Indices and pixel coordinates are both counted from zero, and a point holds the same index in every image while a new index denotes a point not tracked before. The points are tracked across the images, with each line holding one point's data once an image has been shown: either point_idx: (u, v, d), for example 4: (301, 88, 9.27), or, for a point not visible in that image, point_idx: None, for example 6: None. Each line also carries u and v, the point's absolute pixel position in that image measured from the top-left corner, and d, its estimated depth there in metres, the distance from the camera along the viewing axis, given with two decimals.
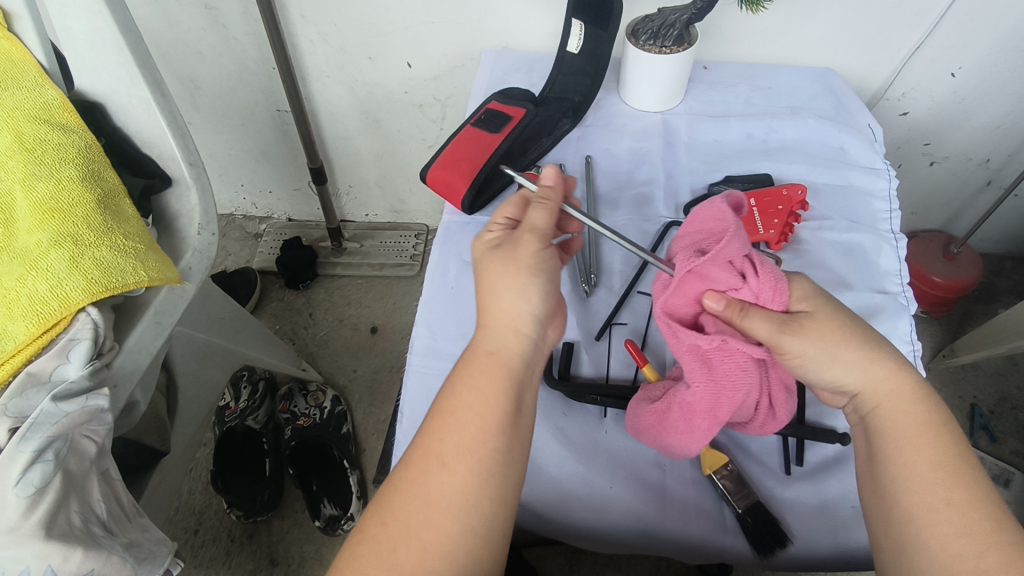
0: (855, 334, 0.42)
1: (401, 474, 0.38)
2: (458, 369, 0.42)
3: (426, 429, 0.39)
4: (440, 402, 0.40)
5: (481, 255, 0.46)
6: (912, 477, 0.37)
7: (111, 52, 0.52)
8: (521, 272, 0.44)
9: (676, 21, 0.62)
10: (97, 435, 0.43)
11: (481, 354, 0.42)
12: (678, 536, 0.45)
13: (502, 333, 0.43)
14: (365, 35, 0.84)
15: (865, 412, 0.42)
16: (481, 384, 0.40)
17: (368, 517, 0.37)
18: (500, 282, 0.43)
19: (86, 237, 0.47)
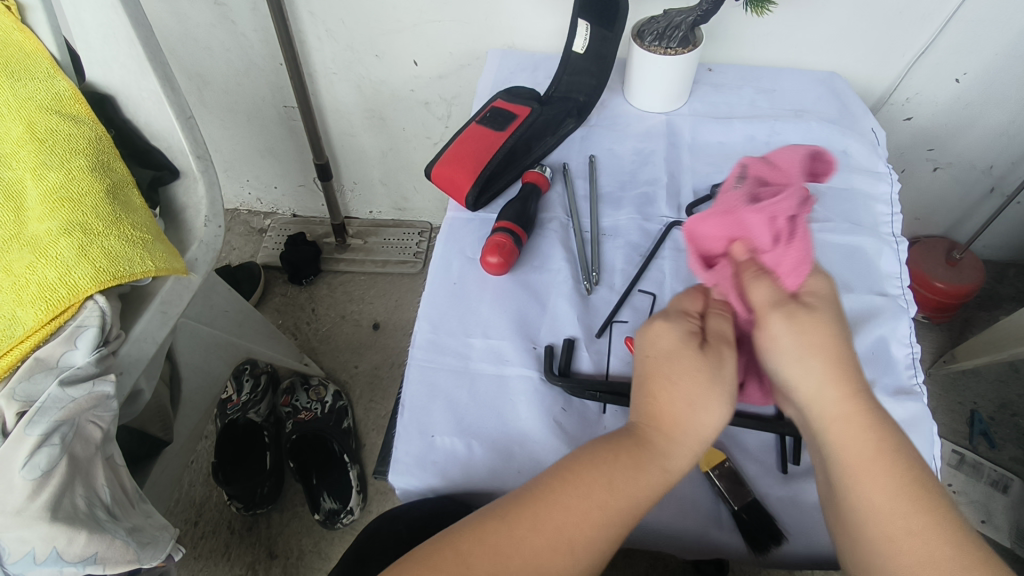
0: (824, 342, 0.41)
1: (528, 536, 0.37)
2: (625, 463, 0.39)
3: (565, 506, 0.38)
4: (586, 483, 0.39)
5: (675, 351, 0.42)
6: (871, 509, 0.37)
7: (123, 45, 0.53)
8: (724, 393, 0.41)
9: (682, 22, 0.63)
10: (103, 421, 0.43)
11: (654, 462, 0.40)
12: (675, 531, 0.46)
13: (679, 450, 0.41)
14: (373, 32, 0.84)
15: (812, 434, 0.41)
16: (635, 491, 0.39)
17: (478, 557, 0.37)
18: (700, 400, 0.41)
19: (95, 226, 0.47)
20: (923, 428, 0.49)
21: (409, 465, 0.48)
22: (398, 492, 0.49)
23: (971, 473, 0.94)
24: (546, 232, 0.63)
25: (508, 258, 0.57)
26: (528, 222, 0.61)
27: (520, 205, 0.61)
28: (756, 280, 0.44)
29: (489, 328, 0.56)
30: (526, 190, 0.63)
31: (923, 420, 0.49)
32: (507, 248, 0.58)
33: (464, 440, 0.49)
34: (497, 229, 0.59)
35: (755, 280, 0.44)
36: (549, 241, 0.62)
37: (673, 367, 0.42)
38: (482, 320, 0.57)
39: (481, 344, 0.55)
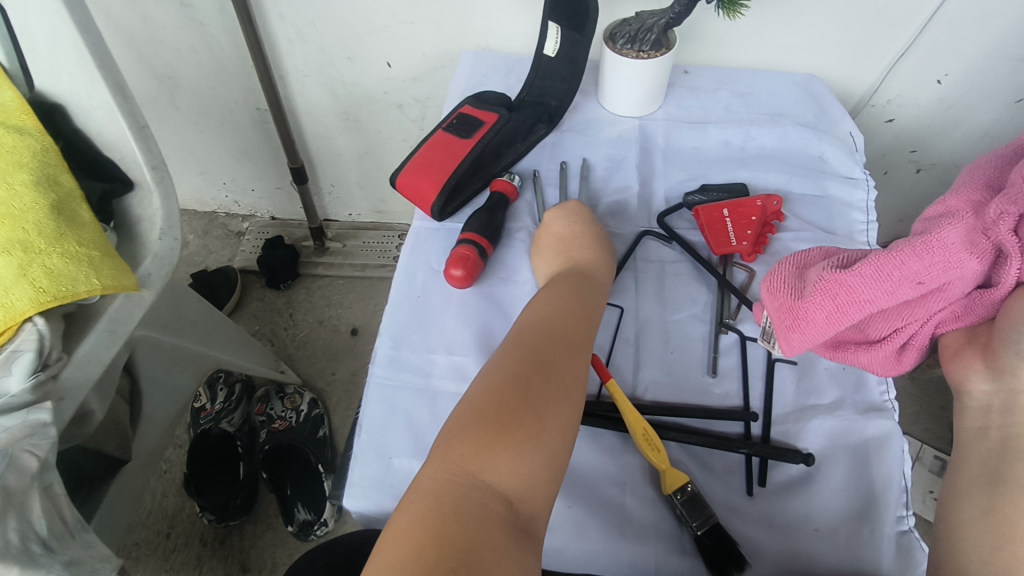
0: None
1: (547, 346, 0.44)
2: (578, 288, 0.51)
3: (560, 321, 0.47)
4: (565, 306, 0.48)
5: (574, 222, 0.58)
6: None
7: (70, 53, 0.51)
8: (604, 252, 0.56)
9: (654, 26, 0.61)
10: (40, 450, 0.41)
11: (595, 286, 0.52)
12: (635, 559, 0.44)
13: (605, 278, 0.54)
14: (343, 34, 0.82)
15: (1011, 422, 0.38)
16: (593, 303, 0.50)
17: (519, 369, 0.42)
18: (599, 245, 0.57)
19: (37, 244, 0.46)
20: (894, 446, 0.48)
21: (365, 489, 0.47)
22: (354, 515, 0.48)
23: None
24: (513, 242, 0.61)
25: (472, 271, 0.56)
26: (494, 232, 0.59)
27: (486, 215, 0.60)
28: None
29: (451, 343, 0.55)
30: (494, 199, 0.62)
31: (894, 438, 0.48)
32: (471, 260, 0.56)
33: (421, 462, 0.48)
34: (461, 241, 0.58)
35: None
36: (515, 251, 0.61)
37: (574, 231, 0.57)
38: (445, 335, 0.55)
39: (443, 360, 0.54)
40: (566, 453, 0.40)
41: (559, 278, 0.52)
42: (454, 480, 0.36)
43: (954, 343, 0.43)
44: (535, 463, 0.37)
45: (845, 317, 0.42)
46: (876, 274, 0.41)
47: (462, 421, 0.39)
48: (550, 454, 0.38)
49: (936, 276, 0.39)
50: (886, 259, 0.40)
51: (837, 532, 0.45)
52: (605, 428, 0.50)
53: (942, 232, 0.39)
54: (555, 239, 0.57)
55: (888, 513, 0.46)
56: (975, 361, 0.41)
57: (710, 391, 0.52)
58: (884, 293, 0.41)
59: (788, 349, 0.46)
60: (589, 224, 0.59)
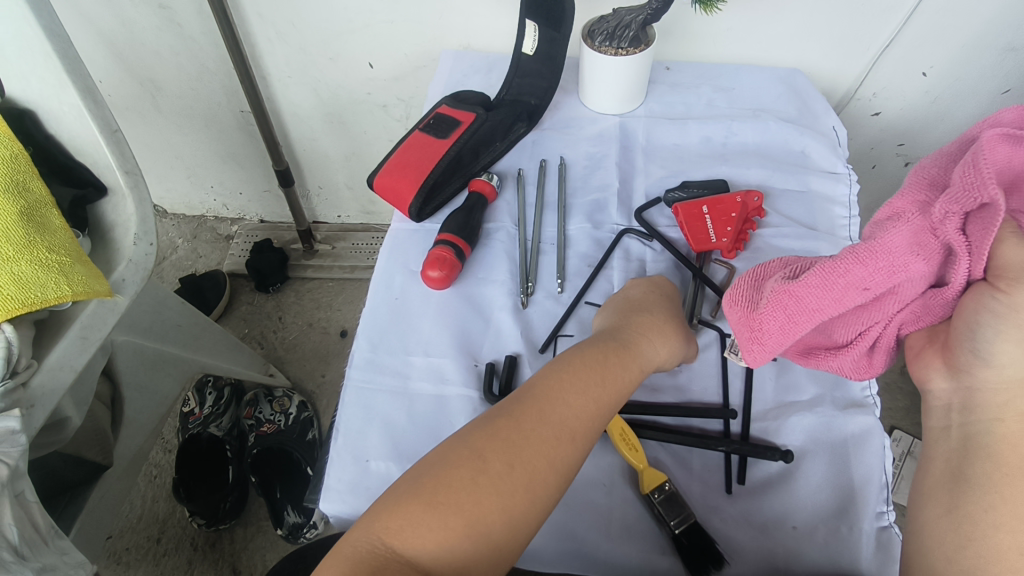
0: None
1: (535, 429, 0.40)
2: (613, 360, 0.45)
3: (566, 401, 0.41)
4: (581, 381, 0.43)
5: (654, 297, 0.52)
6: (1003, 517, 0.32)
7: (39, 58, 0.51)
8: (678, 334, 0.50)
9: (632, 22, 0.61)
10: (9, 457, 0.41)
11: (635, 360, 0.46)
12: (612, 560, 0.44)
13: (654, 355, 0.48)
14: (323, 34, 0.82)
15: (971, 419, 0.35)
16: (620, 379, 0.44)
17: (492, 450, 0.38)
18: (670, 321, 0.50)
19: (4, 251, 0.46)
20: (874, 442, 0.48)
21: (341, 492, 0.47)
22: (332, 520, 0.47)
23: None
24: (491, 242, 0.61)
25: (450, 272, 0.55)
26: (472, 233, 0.59)
27: (464, 216, 0.59)
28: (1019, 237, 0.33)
29: (429, 345, 0.54)
30: (472, 200, 0.61)
31: (874, 434, 0.48)
32: (448, 261, 0.56)
33: (398, 464, 0.48)
34: (438, 243, 0.57)
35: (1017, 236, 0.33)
36: (493, 251, 0.60)
37: (645, 301, 0.52)
38: (422, 337, 0.55)
39: (420, 362, 0.53)
40: (507, 547, 0.36)
41: (621, 351, 0.46)
42: (373, 551, 0.35)
43: (918, 342, 0.40)
44: (460, 552, 0.35)
45: (797, 327, 0.41)
46: (822, 280, 0.39)
47: (403, 491, 0.37)
48: (485, 546, 0.36)
49: (881, 280, 0.38)
50: (829, 266, 0.39)
51: (816, 530, 0.45)
52: None
53: (886, 237, 0.38)
54: (625, 300, 0.53)
55: (867, 509, 0.45)
56: (934, 360, 0.38)
57: (689, 389, 0.52)
58: (840, 302, 0.39)
59: (749, 360, 0.44)
60: (668, 302, 0.53)
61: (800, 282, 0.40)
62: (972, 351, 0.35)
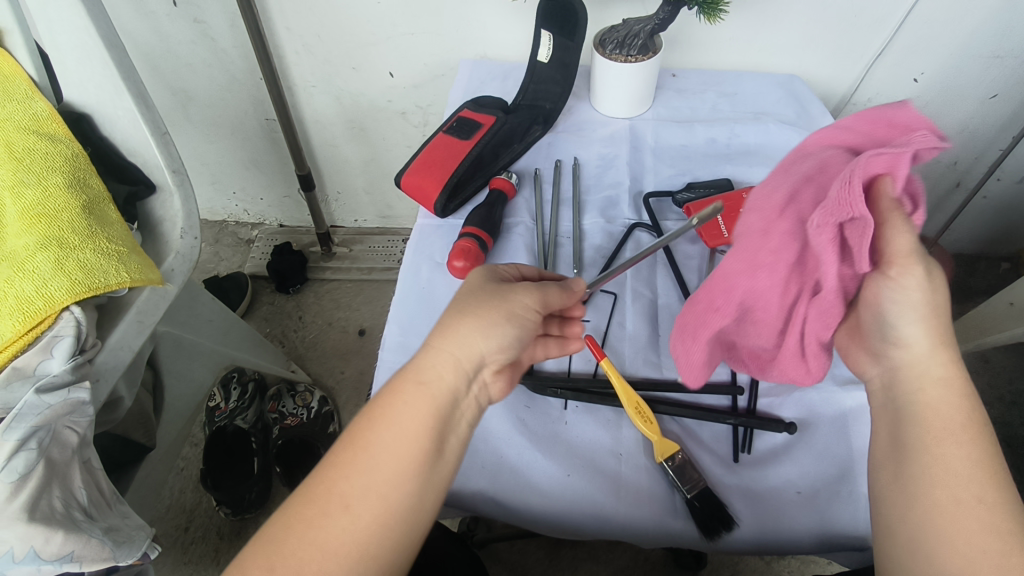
0: (941, 311, 0.41)
1: (300, 512, 0.37)
2: (387, 400, 0.40)
3: (337, 470, 0.38)
4: (355, 439, 0.39)
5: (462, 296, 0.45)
6: (943, 472, 0.37)
7: (98, 66, 0.55)
8: (478, 332, 0.42)
9: (641, 31, 0.65)
10: (79, 426, 0.46)
11: (423, 389, 0.40)
12: (628, 521, 0.48)
13: (445, 371, 0.41)
14: (348, 45, 0.87)
15: (899, 393, 0.41)
16: (400, 419, 0.39)
17: (255, 555, 0.36)
18: (460, 323, 0.42)
19: (71, 240, 0.49)
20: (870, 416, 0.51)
21: None
22: None
23: None
24: (511, 236, 0.65)
25: (473, 262, 0.59)
26: (493, 227, 0.63)
27: (486, 211, 0.64)
28: (897, 231, 0.39)
29: None
30: (493, 196, 0.66)
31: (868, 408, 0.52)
32: (472, 252, 0.60)
33: None
34: (463, 235, 0.61)
35: (896, 230, 0.39)
36: (514, 245, 0.64)
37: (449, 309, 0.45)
38: None
39: None
40: None
41: (393, 380, 0.41)
42: None
43: (840, 340, 0.47)
44: None
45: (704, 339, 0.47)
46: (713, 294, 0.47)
47: None
48: None
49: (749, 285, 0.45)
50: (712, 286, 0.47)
51: (820, 493, 0.48)
52: (602, 404, 0.53)
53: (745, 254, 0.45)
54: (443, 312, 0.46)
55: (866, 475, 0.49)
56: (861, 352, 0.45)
57: None
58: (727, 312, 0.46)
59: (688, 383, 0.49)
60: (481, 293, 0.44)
61: (696, 298, 0.49)
62: (886, 335, 0.42)
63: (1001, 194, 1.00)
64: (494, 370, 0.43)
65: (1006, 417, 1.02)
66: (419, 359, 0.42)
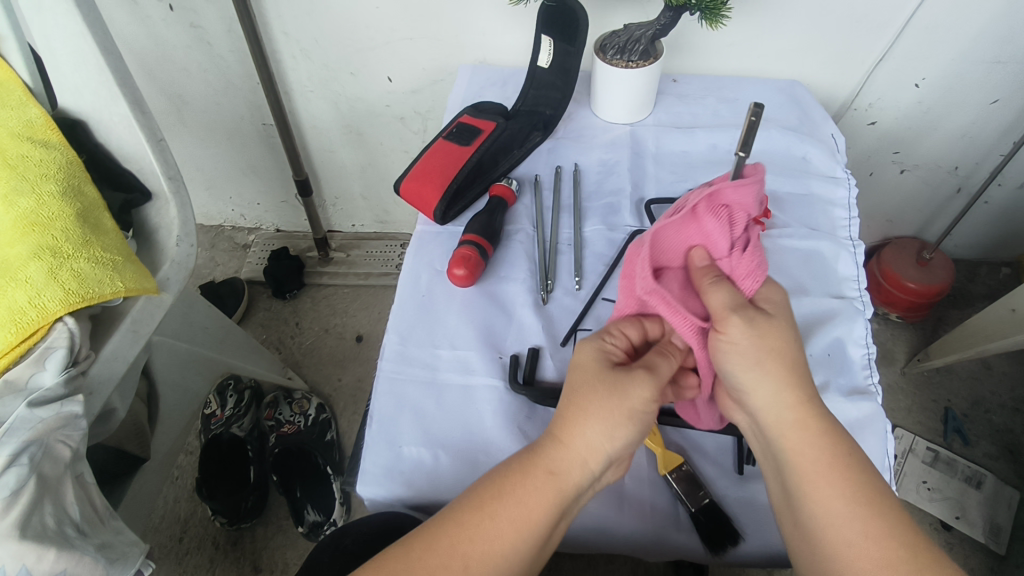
0: (778, 352, 0.41)
1: (421, 558, 0.38)
2: (526, 478, 0.40)
3: (463, 529, 0.39)
4: (488, 507, 0.39)
5: (588, 370, 0.43)
6: (830, 513, 0.38)
7: (93, 72, 0.54)
8: (614, 431, 0.40)
9: (642, 36, 0.65)
10: (72, 441, 0.45)
11: (559, 478, 0.40)
12: (632, 534, 0.47)
13: (579, 463, 0.40)
14: (346, 50, 0.86)
15: (767, 440, 0.41)
16: (531, 500, 0.39)
17: None
18: (592, 412, 0.41)
19: (65, 249, 0.48)
20: (875, 428, 0.50)
21: (377, 476, 0.49)
22: (367, 503, 0.50)
23: (945, 470, 0.95)
24: (512, 244, 0.64)
25: (473, 270, 0.59)
26: (494, 234, 0.62)
27: (486, 218, 0.63)
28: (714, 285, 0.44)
29: (455, 339, 0.57)
30: (493, 203, 0.65)
31: (876, 419, 0.51)
32: (473, 260, 0.59)
33: (430, 449, 0.50)
34: (463, 243, 0.61)
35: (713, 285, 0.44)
36: (515, 252, 0.64)
37: (574, 378, 0.43)
38: (449, 332, 0.58)
39: (448, 355, 0.56)
40: None
41: (527, 456, 0.41)
42: None
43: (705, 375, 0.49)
44: None
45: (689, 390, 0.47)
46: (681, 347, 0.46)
47: None
48: None
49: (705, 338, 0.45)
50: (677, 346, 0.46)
51: None
52: None
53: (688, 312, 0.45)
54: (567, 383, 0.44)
55: None
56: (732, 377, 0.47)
57: None
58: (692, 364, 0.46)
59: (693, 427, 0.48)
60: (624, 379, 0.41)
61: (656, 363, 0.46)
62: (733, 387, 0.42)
63: (1002, 199, 0.99)
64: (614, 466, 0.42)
65: (1007, 424, 1.01)
66: (553, 441, 0.41)
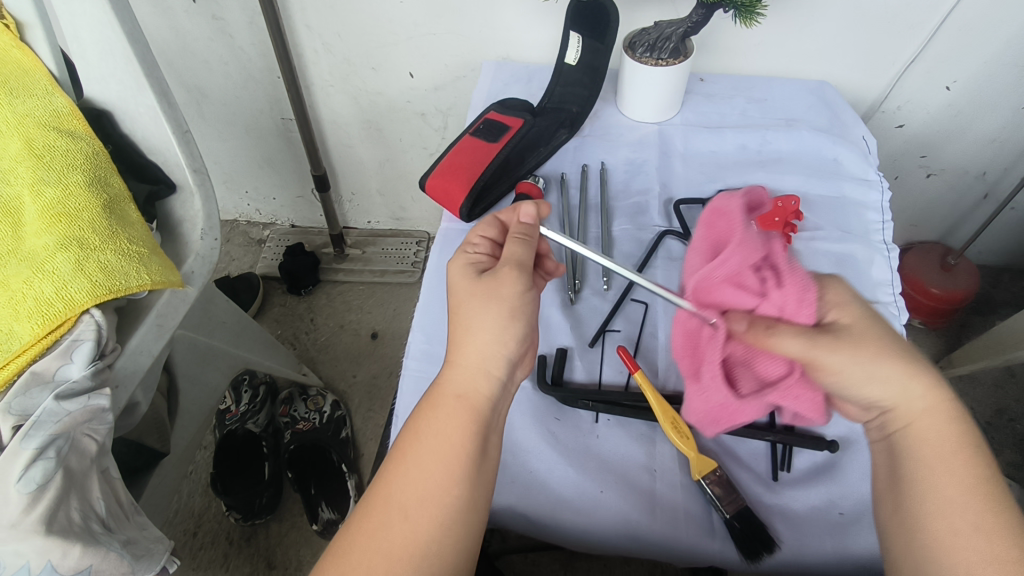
0: (907, 356, 0.40)
1: (360, 524, 0.38)
2: (428, 410, 0.41)
3: (389, 479, 0.39)
4: (406, 449, 0.40)
5: (461, 288, 0.45)
6: (942, 496, 0.36)
7: (120, 61, 0.53)
8: (497, 331, 0.42)
9: (673, 34, 0.63)
10: (98, 434, 0.44)
11: (459, 397, 0.41)
12: (663, 539, 0.46)
13: (477, 378, 0.41)
14: (367, 45, 0.85)
15: (892, 431, 0.41)
16: (444, 428, 0.40)
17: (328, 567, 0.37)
18: (473, 326, 0.42)
19: (92, 241, 0.48)
20: None
21: None
22: None
23: None
24: None
25: None
26: None
27: None
28: (772, 330, 0.40)
29: None
30: (520, 201, 0.64)
31: None
32: None
33: None
34: None
35: (770, 331, 0.40)
36: None
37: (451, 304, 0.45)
38: None
39: None
40: None
41: (432, 394, 0.42)
42: None
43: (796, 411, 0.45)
44: None
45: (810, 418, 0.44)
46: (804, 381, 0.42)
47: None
48: None
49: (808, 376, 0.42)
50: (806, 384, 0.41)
51: (862, 517, 0.46)
52: (634, 418, 0.51)
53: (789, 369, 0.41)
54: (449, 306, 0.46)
55: None
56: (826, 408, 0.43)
57: None
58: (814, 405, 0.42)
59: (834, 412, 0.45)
60: (498, 288, 0.43)
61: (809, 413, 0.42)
62: (848, 397, 0.41)
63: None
64: (512, 369, 0.43)
65: None
66: (448, 367, 0.42)
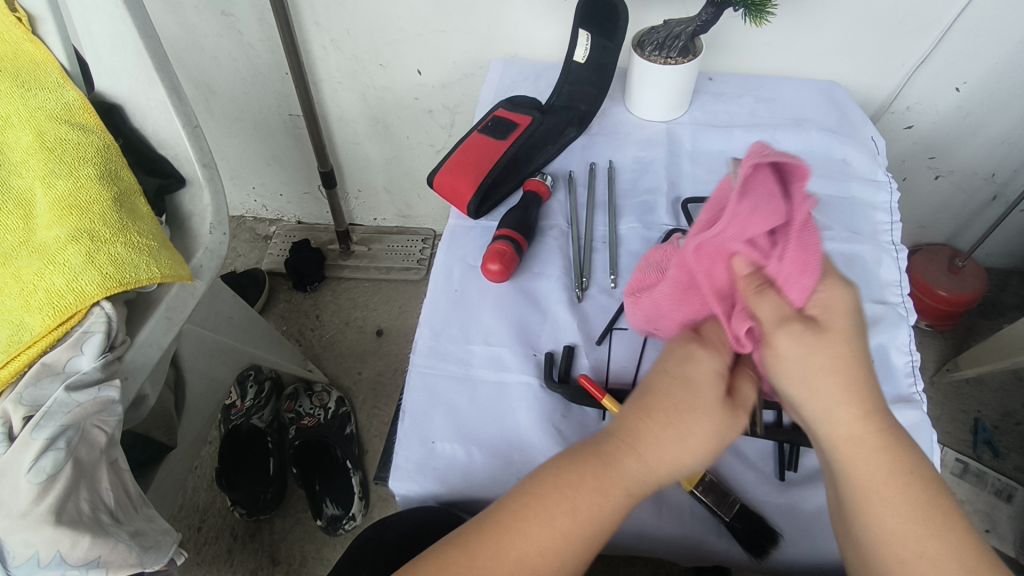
0: (841, 363, 0.36)
1: (488, 567, 0.36)
2: (592, 481, 0.37)
3: (529, 536, 0.36)
4: (551, 514, 0.37)
5: (696, 382, 0.38)
6: (882, 526, 0.35)
7: (131, 56, 0.54)
8: (703, 454, 0.37)
9: (681, 33, 0.63)
10: (107, 426, 0.44)
11: (627, 487, 0.37)
12: (669, 536, 0.46)
13: (652, 479, 0.38)
14: (376, 42, 0.85)
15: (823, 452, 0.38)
16: (601, 516, 0.37)
17: None
18: (690, 437, 0.37)
19: (102, 234, 0.48)
20: (920, 438, 0.48)
21: (410, 471, 0.48)
22: (398, 497, 0.49)
23: (975, 482, 0.94)
24: (546, 240, 0.63)
25: (508, 266, 0.58)
26: (528, 229, 0.61)
27: (520, 213, 0.62)
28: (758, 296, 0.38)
29: (489, 335, 0.56)
30: (527, 198, 0.64)
31: (920, 428, 0.48)
32: (507, 255, 0.58)
33: (463, 446, 0.49)
34: (498, 238, 0.60)
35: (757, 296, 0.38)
36: (549, 249, 0.63)
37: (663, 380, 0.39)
38: (482, 327, 0.57)
39: (481, 351, 0.55)
40: None
41: (601, 465, 0.38)
42: None
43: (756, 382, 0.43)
44: None
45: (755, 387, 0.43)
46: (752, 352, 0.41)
47: None
48: None
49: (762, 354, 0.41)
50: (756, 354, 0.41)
51: None
52: None
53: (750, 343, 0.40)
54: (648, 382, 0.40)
55: None
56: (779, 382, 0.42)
57: None
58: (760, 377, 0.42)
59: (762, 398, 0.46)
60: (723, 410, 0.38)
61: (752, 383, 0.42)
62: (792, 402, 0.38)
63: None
64: None
65: None
66: (631, 450, 0.38)
